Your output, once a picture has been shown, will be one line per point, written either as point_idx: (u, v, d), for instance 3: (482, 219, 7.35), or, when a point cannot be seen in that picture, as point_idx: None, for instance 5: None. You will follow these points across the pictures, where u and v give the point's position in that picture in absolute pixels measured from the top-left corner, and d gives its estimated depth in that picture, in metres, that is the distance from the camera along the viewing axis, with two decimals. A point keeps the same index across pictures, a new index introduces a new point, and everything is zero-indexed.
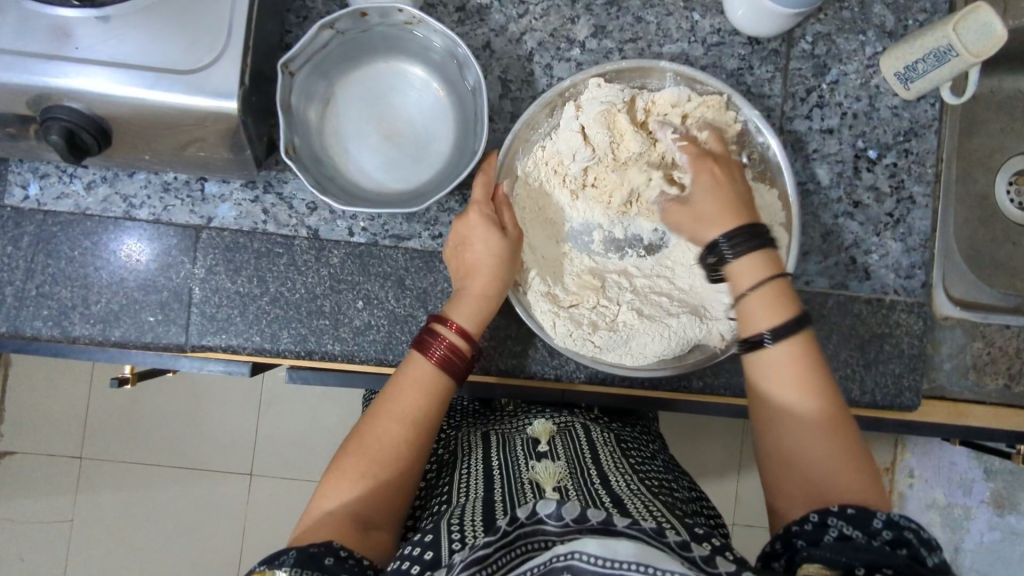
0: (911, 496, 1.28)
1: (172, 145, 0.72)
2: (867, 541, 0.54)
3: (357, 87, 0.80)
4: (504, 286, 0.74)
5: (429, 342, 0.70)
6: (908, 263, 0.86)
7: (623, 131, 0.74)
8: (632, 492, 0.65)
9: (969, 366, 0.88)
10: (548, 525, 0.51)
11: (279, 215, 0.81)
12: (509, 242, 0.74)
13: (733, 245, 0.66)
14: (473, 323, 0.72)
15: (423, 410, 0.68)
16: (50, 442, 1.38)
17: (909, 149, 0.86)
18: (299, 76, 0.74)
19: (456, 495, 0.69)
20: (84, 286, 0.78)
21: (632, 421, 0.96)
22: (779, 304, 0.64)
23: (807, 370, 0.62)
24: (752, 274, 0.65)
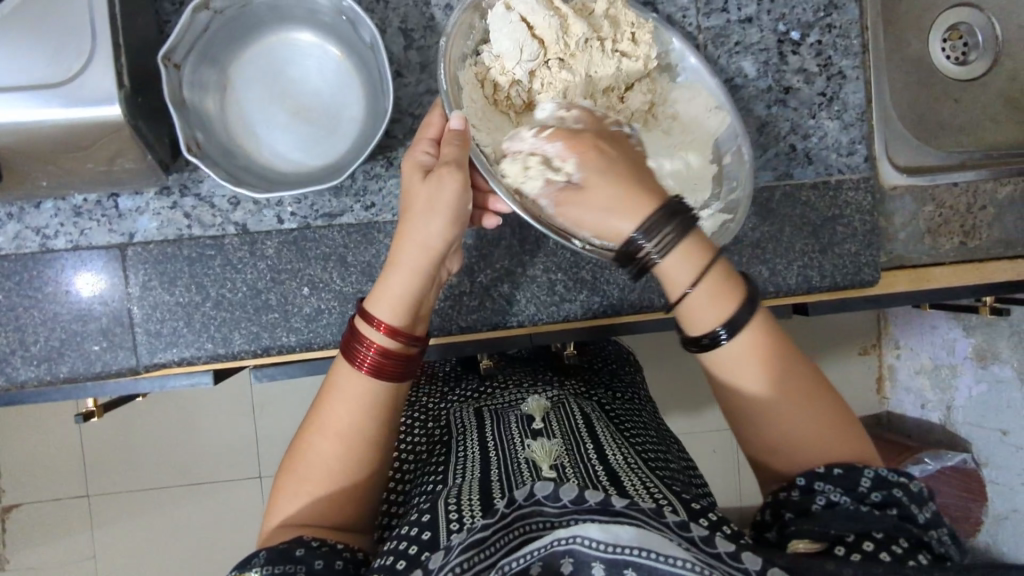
0: (900, 365, 1.47)
1: (66, 166, 0.68)
2: (855, 505, 0.53)
3: (252, 68, 0.76)
4: (436, 250, 0.63)
5: (358, 340, 0.64)
6: (849, 139, 0.85)
7: (563, 15, 0.69)
8: (629, 468, 0.66)
9: (924, 231, 0.88)
10: (546, 506, 0.52)
11: (202, 216, 0.77)
12: (433, 190, 0.62)
13: (657, 236, 0.54)
14: (401, 313, 0.64)
15: (354, 422, 0.64)
16: (44, 488, 1.37)
17: (832, 24, 0.84)
18: (185, 68, 0.70)
19: (452, 475, 0.68)
20: (18, 328, 0.75)
21: (619, 389, 0.96)
22: (726, 295, 0.56)
23: (772, 350, 0.58)
24: (712, 309, 0.57)
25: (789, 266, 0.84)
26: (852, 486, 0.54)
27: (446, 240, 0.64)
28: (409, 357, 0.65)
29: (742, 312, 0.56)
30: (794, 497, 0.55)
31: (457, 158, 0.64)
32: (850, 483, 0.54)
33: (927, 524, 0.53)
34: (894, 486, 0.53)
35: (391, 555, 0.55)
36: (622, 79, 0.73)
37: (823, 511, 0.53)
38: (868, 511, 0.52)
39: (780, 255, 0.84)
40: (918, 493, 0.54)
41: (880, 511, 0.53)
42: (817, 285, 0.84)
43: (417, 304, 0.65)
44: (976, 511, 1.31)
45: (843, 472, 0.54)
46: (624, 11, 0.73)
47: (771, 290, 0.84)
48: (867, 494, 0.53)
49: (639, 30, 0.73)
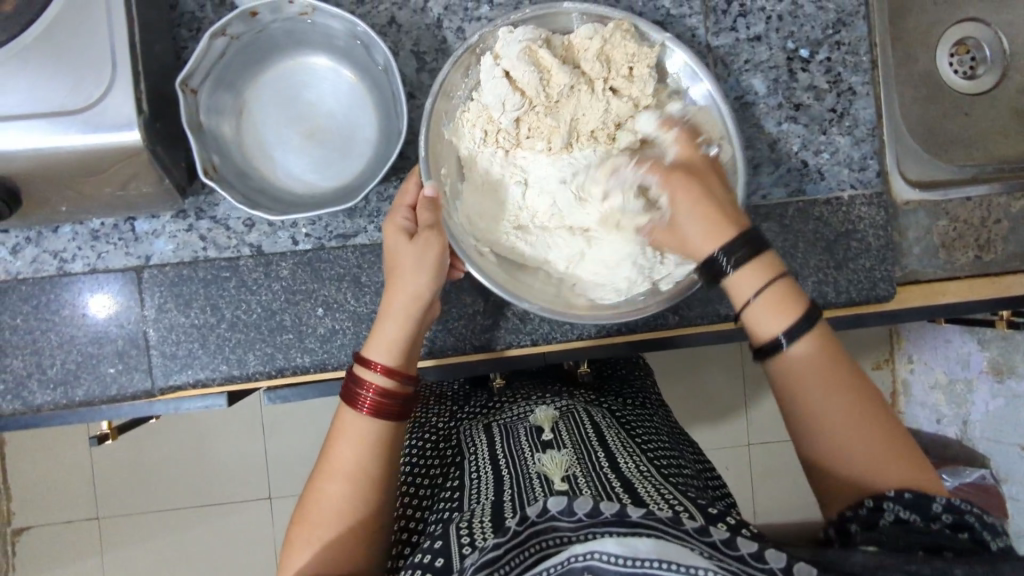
0: (915, 378, 1.45)
1: (85, 190, 0.68)
2: (924, 524, 0.56)
3: (267, 92, 0.77)
4: (424, 301, 0.70)
5: (359, 388, 0.68)
6: (860, 154, 0.85)
7: (549, 67, 0.71)
8: (641, 476, 0.65)
9: (938, 245, 0.88)
10: (561, 521, 0.51)
11: (217, 238, 0.78)
12: (417, 253, 0.69)
13: (731, 256, 0.65)
14: (396, 354, 0.69)
15: (359, 461, 0.67)
16: (55, 511, 1.36)
17: (840, 41, 0.84)
18: (202, 93, 0.71)
19: (466, 496, 0.67)
20: (36, 351, 0.76)
21: (629, 395, 0.95)
22: (785, 307, 0.64)
23: (836, 370, 0.64)
24: (773, 318, 0.64)
25: (803, 283, 0.83)
26: (924, 507, 0.56)
27: (431, 291, 0.70)
28: (404, 396, 0.69)
29: (801, 323, 0.64)
30: (862, 513, 0.58)
31: (434, 223, 0.71)
32: (921, 506, 0.56)
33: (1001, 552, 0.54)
34: (966, 512, 0.55)
35: None
36: (617, 121, 0.74)
37: (891, 527, 0.56)
38: (938, 531, 0.55)
39: (794, 271, 0.83)
40: (992, 523, 0.55)
41: (952, 534, 0.55)
42: (832, 301, 0.84)
43: (410, 346, 0.70)
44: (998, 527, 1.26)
45: (913, 496, 0.57)
46: (628, 47, 0.72)
47: None
48: (938, 515, 0.56)
49: (639, 65, 0.72)
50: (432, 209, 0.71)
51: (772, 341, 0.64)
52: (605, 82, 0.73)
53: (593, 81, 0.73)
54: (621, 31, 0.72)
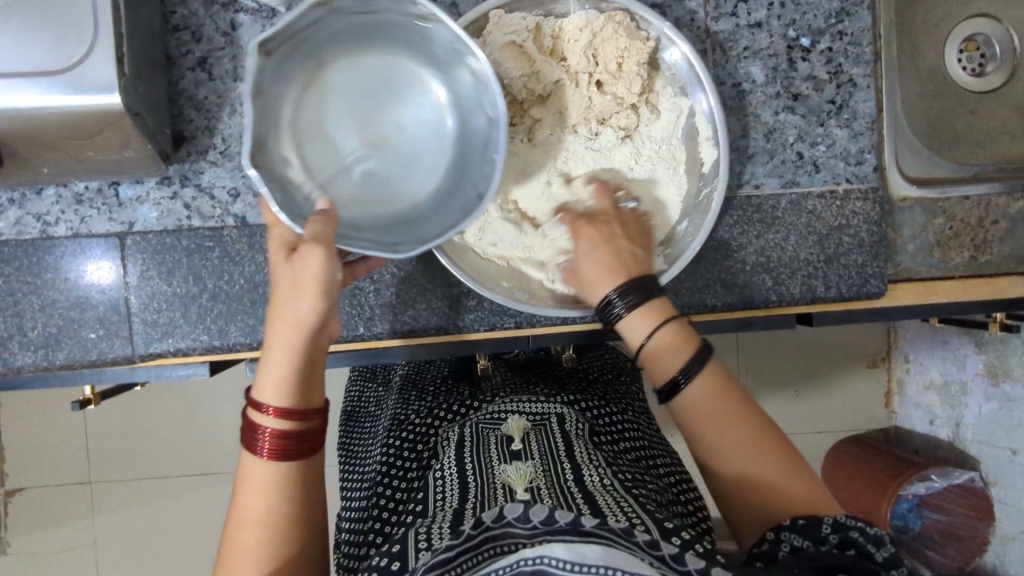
0: (911, 379, 1.44)
1: (67, 153, 0.68)
2: (815, 548, 0.54)
3: (346, 74, 0.72)
4: (313, 322, 0.62)
5: (254, 440, 0.62)
6: (857, 148, 0.83)
7: (534, 60, 0.72)
8: (603, 490, 0.65)
9: (932, 244, 0.87)
10: (516, 528, 0.53)
11: (201, 208, 0.77)
12: (296, 268, 0.62)
13: (625, 297, 0.69)
14: (287, 391, 0.63)
15: (274, 502, 0.61)
16: (44, 474, 1.37)
17: (843, 30, 0.82)
18: (274, 58, 0.66)
19: (432, 505, 0.68)
20: (17, 314, 0.75)
21: (612, 398, 0.94)
22: (682, 342, 0.68)
23: (721, 398, 0.66)
24: (670, 356, 0.67)
25: (792, 276, 0.82)
26: (812, 530, 0.55)
27: (315, 315, 0.62)
28: (308, 428, 0.63)
29: (693, 364, 0.67)
30: (763, 549, 0.57)
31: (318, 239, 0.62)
32: (810, 530, 0.55)
33: (888, 563, 0.53)
34: (850, 528, 0.54)
35: None
36: (600, 119, 0.74)
37: (789, 557, 0.55)
38: (828, 553, 0.53)
39: (783, 264, 0.82)
40: (878, 536, 0.54)
41: (840, 552, 0.53)
42: (820, 296, 0.83)
43: (309, 368, 0.64)
44: (982, 531, 1.26)
45: (806, 521, 0.56)
46: (619, 40, 0.71)
47: (774, 299, 0.82)
48: (827, 538, 0.55)
49: (627, 61, 0.72)
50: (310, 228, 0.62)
51: (669, 380, 0.67)
52: (591, 78, 0.73)
53: (578, 75, 0.73)
54: (613, 23, 0.71)
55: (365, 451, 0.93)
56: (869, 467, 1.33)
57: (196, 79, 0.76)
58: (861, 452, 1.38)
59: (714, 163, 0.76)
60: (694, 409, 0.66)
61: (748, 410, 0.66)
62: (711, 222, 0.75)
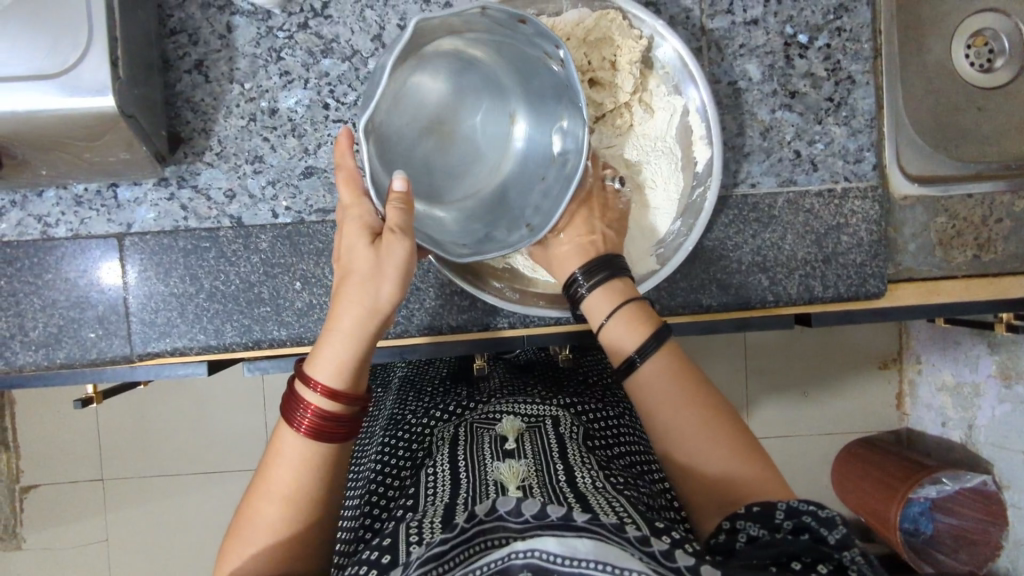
0: (923, 380, 1.42)
1: (66, 154, 0.69)
2: (769, 536, 0.54)
3: (459, 64, 0.70)
4: (381, 314, 0.63)
5: (298, 411, 0.62)
6: (856, 146, 0.82)
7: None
8: (595, 489, 0.64)
9: (934, 243, 0.85)
10: (508, 522, 0.53)
11: (198, 209, 0.78)
12: (380, 256, 0.62)
13: (590, 278, 0.70)
14: (345, 376, 0.63)
15: (302, 484, 0.62)
16: (54, 471, 1.40)
17: (842, 27, 0.81)
18: (415, 34, 0.63)
19: (422, 500, 0.67)
20: (19, 313, 0.77)
21: (608, 399, 0.93)
22: (638, 322, 0.67)
23: (685, 382, 0.65)
24: (629, 334, 0.67)
25: (789, 276, 0.82)
26: (767, 517, 0.55)
27: (388, 305, 0.63)
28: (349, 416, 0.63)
29: (652, 341, 0.66)
30: (721, 539, 0.56)
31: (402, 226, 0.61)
32: (764, 518, 0.55)
33: (842, 544, 0.51)
34: (802, 513, 0.53)
35: None
36: (595, 116, 0.74)
37: (744, 547, 0.54)
38: (783, 540, 0.53)
39: (780, 263, 0.82)
40: (829, 516, 0.52)
41: (794, 539, 0.53)
42: (818, 296, 0.82)
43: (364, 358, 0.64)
44: (994, 536, 1.23)
45: (760, 508, 0.55)
46: (613, 39, 0.72)
47: (771, 299, 0.81)
48: (781, 525, 0.54)
49: (621, 59, 0.72)
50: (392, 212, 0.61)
51: (626, 359, 0.66)
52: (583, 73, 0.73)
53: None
54: (606, 21, 0.72)
55: (358, 450, 0.92)
56: (877, 469, 1.32)
57: (192, 82, 0.77)
58: (871, 454, 1.36)
59: (708, 163, 0.76)
60: (649, 390, 0.65)
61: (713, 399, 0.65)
62: (705, 220, 0.74)
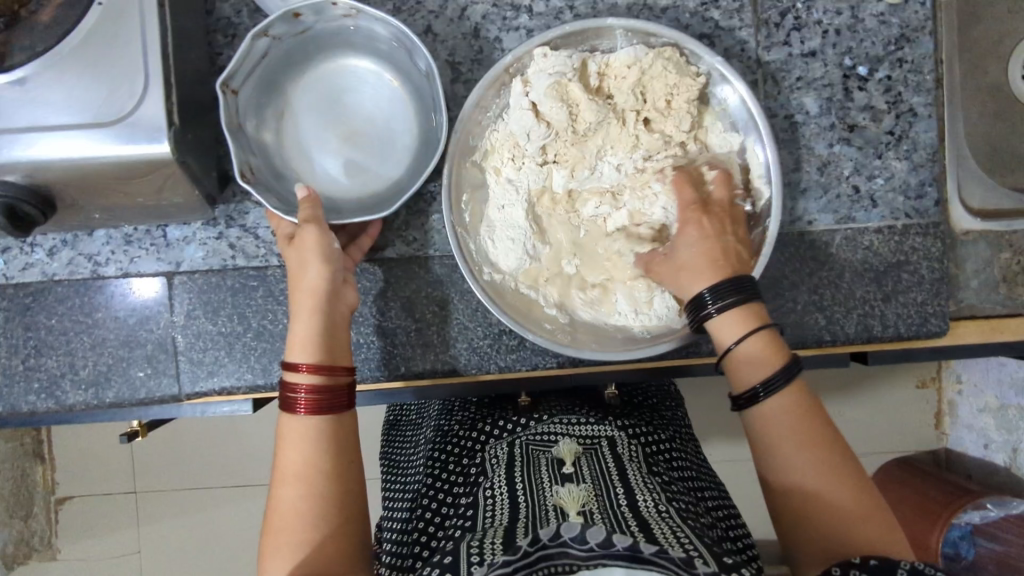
0: (963, 401, 1.36)
1: (119, 197, 0.69)
2: None
3: (305, 93, 0.76)
4: (323, 290, 0.67)
5: (291, 400, 0.65)
6: (918, 180, 0.79)
7: (578, 100, 0.69)
8: (659, 516, 0.63)
9: (998, 279, 0.82)
10: (572, 548, 0.51)
11: (246, 247, 0.77)
12: (301, 247, 0.67)
13: (719, 301, 0.65)
14: (315, 349, 0.66)
15: (307, 460, 0.63)
16: (92, 490, 1.41)
17: (903, 58, 0.79)
18: (242, 93, 0.70)
19: (480, 524, 0.66)
20: (69, 352, 0.77)
21: (659, 423, 0.91)
22: (771, 353, 0.64)
23: (802, 416, 0.62)
24: (761, 365, 0.64)
25: (847, 315, 0.79)
26: (891, 573, 0.51)
27: (327, 278, 0.67)
28: (342, 385, 0.66)
29: (780, 374, 0.63)
30: None
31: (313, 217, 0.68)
32: (886, 573, 0.51)
33: None
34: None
35: None
36: (646, 157, 0.71)
37: None
38: None
39: (839, 302, 0.79)
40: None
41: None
42: (877, 335, 0.79)
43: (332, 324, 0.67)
44: None
45: (879, 562, 0.52)
46: (668, 77, 0.69)
47: (828, 339, 0.79)
48: None
49: (677, 98, 0.70)
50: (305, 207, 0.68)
51: (749, 390, 0.64)
52: (637, 115, 0.70)
53: (624, 113, 0.70)
54: (662, 59, 0.70)
55: (404, 470, 0.91)
56: (915, 488, 1.27)
57: None
58: (908, 474, 1.31)
59: (767, 203, 0.73)
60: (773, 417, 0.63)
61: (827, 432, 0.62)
62: (767, 255, 0.71)
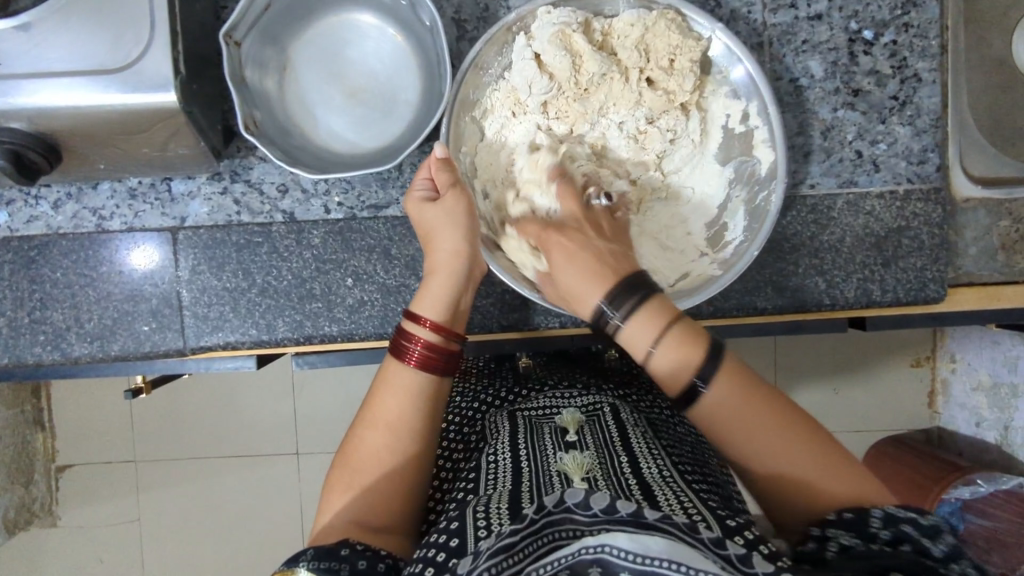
0: (957, 379, 1.37)
1: (125, 149, 0.69)
2: (866, 546, 0.51)
3: (308, 47, 0.75)
4: (465, 255, 0.70)
5: (404, 346, 0.68)
6: (920, 146, 0.80)
7: (582, 52, 0.69)
8: (664, 480, 0.64)
9: (997, 247, 0.83)
10: (576, 514, 0.51)
11: (251, 203, 0.78)
12: (448, 213, 0.69)
13: (618, 305, 0.63)
14: (444, 311, 0.69)
15: (405, 415, 0.67)
16: (95, 453, 1.42)
17: (909, 22, 0.78)
18: (245, 46, 0.70)
19: (483, 484, 0.68)
20: (75, 306, 0.77)
21: (658, 394, 0.93)
22: (692, 343, 0.60)
23: (755, 398, 0.59)
24: (675, 357, 0.60)
25: (847, 278, 0.80)
26: (862, 526, 0.52)
27: (469, 245, 0.70)
28: (451, 357, 0.69)
29: (704, 363, 0.59)
30: (810, 547, 0.53)
31: (453, 181, 0.70)
32: (859, 525, 0.52)
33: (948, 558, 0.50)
34: (901, 521, 0.52)
35: (421, 563, 0.55)
36: (649, 117, 0.72)
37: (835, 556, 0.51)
38: (879, 549, 0.50)
39: (839, 266, 0.80)
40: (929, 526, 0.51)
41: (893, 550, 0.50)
42: (877, 300, 0.80)
43: (454, 307, 0.70)
44: None
45: (852, 516, 0.53)
46: (671, 37, 0.69)
47: (828, 302, 0.80)
48: (876, 534, 0.52)
49: (679, 57, 0.70)
50: (452, 171, 0.70)
51: (689, 384, 0.60)
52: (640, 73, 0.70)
53: (628, 70, 0.70)
54: (665, 19, 0.69)
55: None
56: (909, 467, 1.27)
57: None
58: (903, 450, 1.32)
59: (773, 165, 0.73)
60: (719, 419, 0.59)
61: (788, 410, 0.59)
62: (767, 229, 0.71)
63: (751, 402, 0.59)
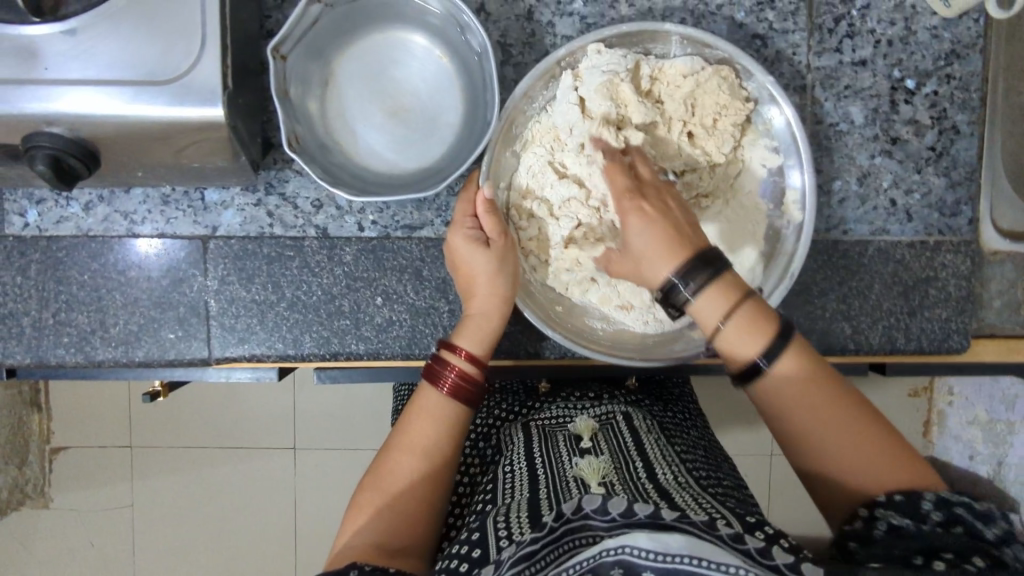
0: (953, 412, 1.39)
1: (164, 157, 0.68)
2: (917, 526, 0.54)
3: (353, 62, 0.75)
4: (506, 296, 0.71)
5: (441, 373, 0.68)
6: (953, 198, 0.80)
7: (627, 101, 0.69)
8: (678, 485, 0.64)
9: (1020, 301, 0.83)
10: (595, 520, 0.50)
11: (284, 216, 0.77)
12: (494, 254, 0.70)
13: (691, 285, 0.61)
14: (484, 348, 0.70)
15: (433, 439, 0.67)
16: (96, 443, 1.42)
17: (951, 74, 0.79)
18: (291, 60, 0.69)
19: (500, 494, 0.68)
20: (100, 310, 0.77)
21: (670, 402, 0.93)
22: (760, 327, 0.61)
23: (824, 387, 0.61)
24: (748, 340, 0.61)
25: (873, 325, 0.80)
26: (913, 507, 0.55)
27: (510, 286, 0.71)
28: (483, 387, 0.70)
29: (777, 341, 0.61)
30: (858, 528, 0.56)
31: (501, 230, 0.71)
32: (908, 507, 0.55)
33: (1000, 540, 0.52)
34: (954, 504, 0.54)
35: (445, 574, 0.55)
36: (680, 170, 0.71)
37: (885, 537, 0.54)
38: (931, 531, 0.53)
39: (865, 312, 0.80)
40: (984, 511, 0.53)
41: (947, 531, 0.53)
42: (900, 349, 0.80)
43: (494, 344, 0.71)
44: None
45: (902, 497, 0.56)
46: (720, 96, 0.70)
47: (852, 347, 0.80)
48: (929, 515, 0.54)
49: (723, 118, 0.70)
50: (497, 214, 0.71)
51: (751, 363, 0.61)
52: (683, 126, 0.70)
53: (671, 121, 0.70)
54: (719, 77, 0.70)
55: None
56: None
57: None
58: None
59: (797, 230, 0.73)
60: (780, 395, 0.61)
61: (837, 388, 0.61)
62: (784, 290, 0.72)
63: (810, 387, 0.61)
